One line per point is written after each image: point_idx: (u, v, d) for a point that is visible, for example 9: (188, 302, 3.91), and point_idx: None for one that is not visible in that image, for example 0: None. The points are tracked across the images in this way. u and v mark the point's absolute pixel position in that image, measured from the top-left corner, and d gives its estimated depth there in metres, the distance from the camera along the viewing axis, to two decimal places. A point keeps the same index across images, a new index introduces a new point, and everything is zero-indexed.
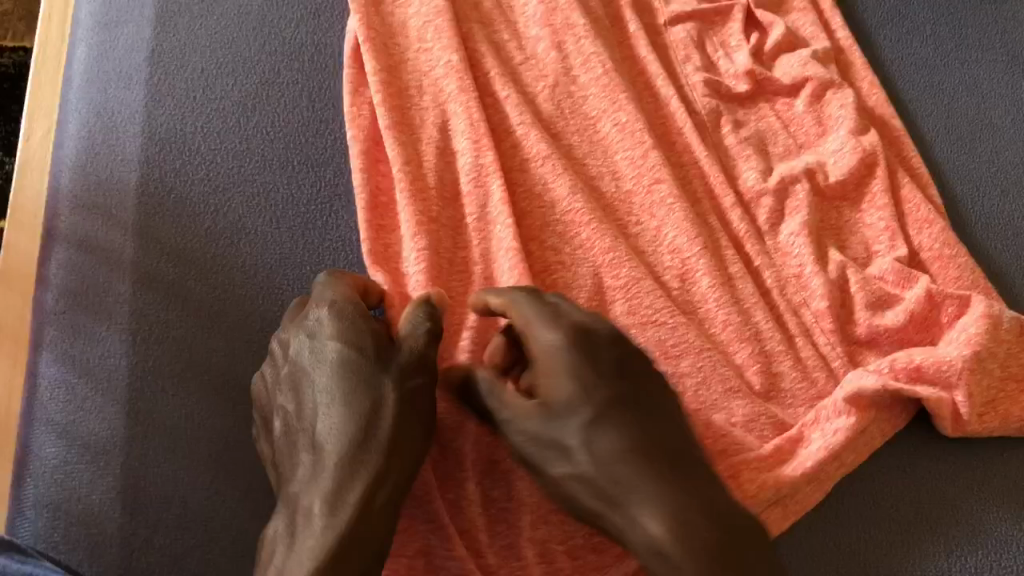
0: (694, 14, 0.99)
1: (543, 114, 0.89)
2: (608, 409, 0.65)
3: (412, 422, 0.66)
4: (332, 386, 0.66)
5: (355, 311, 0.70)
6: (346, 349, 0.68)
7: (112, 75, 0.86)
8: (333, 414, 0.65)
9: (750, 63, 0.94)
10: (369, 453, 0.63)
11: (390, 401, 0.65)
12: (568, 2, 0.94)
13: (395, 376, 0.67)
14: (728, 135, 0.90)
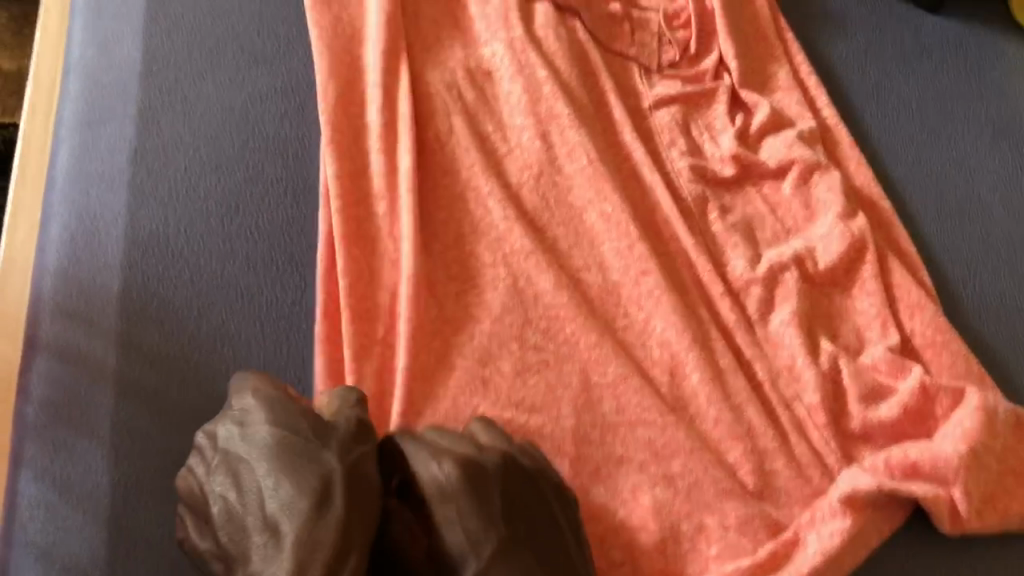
0: (677, 97, 0.99)
1: (528, 205, 0.89)
2: (499, 559, 0.64)
3: (365, 493, 0.64)
4: (273, 465, 0.63)
5: (280, 393, 0.68)
6: (282, 430, 0.65)
7: (95, 176, 0.86)
8: (282, 490, 0.62)
9: (735, 148, 0.94)
10: (326, 532, 0.60)
11: (338, 472, 0.63)
12: (551, 91, 0.94)
13: (337, 447, 0.65)
14: (715, 221, 0.90)
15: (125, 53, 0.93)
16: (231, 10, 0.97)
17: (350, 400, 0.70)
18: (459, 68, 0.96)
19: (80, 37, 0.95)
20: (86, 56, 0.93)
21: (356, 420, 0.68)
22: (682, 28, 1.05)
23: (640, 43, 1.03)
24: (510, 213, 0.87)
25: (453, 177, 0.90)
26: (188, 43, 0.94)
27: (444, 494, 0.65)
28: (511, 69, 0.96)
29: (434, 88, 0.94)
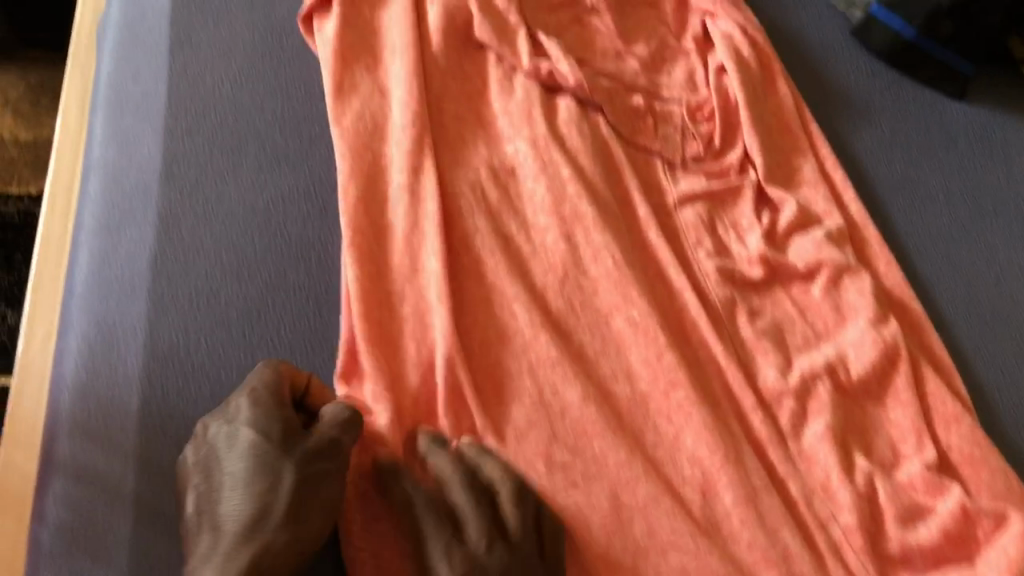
0: (703, 193, 0.98)
1: (554, 310, 0.87)
2: None
3: (308, 508, 0.68)
4: (238, 470, 0.68)
5: (274, 398, 0.73)
6: (254, 435, 0.70)
7: (115, 283, 0.84)
8: (237, 489, 0.67)
9: (763, 249, 0.93)
10: (261, 533, 0.65)
11: (286, 484, 0.68)
12: (576, 191, 0.93)
13: (296, 460, 0.69)
14: (744, 326, 0.88)
15: (147, 154, 0.92)
16: (253, 107, 0.96)
17: (340, 416, 0.73)
18: (483, 167, 0.95)
19: (100, 136, 0.94)
20: (107, 157, 0.92)
21: (333, 436, 0.72)
22: (706, 120, 1.04)
23: (663, 137, 1.02)
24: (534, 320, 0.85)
25: (475, 281, 0.87)
26: (211, 143, 0.93)
27: None
28: (534, 168, 0.95)
29: (457, 187, 0.93)
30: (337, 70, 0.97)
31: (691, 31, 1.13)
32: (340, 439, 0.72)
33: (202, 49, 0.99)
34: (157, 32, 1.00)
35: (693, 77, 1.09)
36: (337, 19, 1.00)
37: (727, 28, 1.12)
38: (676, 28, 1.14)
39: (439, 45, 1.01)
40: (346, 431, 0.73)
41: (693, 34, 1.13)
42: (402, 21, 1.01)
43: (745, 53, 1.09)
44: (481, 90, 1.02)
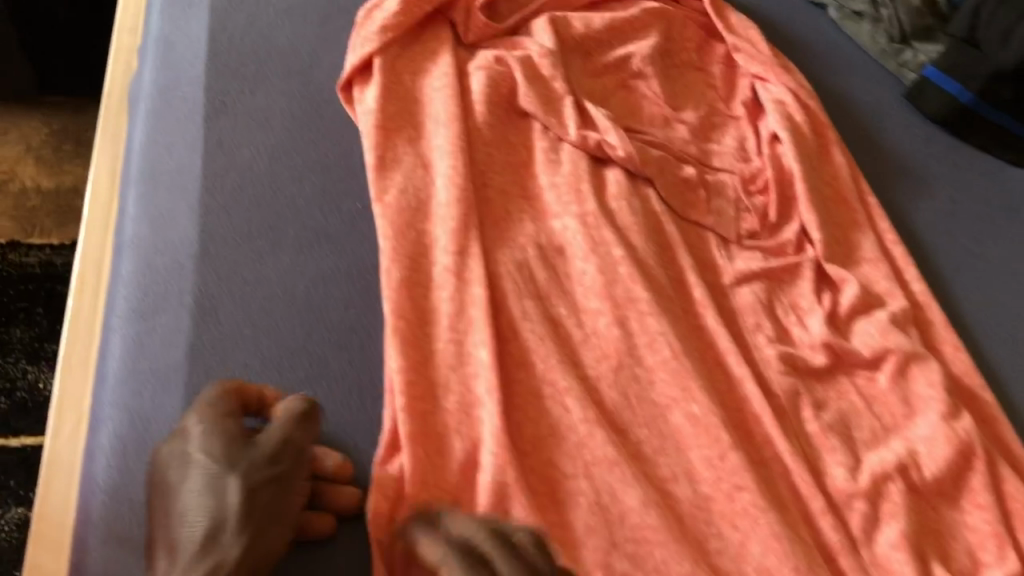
0: (760, 272, 0.94)
1: (609, 404, 0.82)
2: None
3: (266, 517, 0.67)
4: (187, 487, 0.66)
5: (220, 410, 0.71)
6: (205, 451, 0.68)
7: (149, 375, 0.80)
8: (190, 505, 0.65)
9: (826, 334, 0.88)
10: (218, 547, 0.64)
11: (234, 495, 0.66)
12: (629, 272, 0.89)
13: (242, 471, 0.67)
14: (809, 420, 0.84)
15: (180, 232, 0.88)
16: (291, 182, 0.92)
17: (292, 416, 0.72)
18: (530, 246, 0.91)
19: (132, 212, 0.90)
20: (139, 236, 0.88)
21: (284, 439, 0.70)
22: (759, 192, 1.00)
23: (716, 210, 0.98)
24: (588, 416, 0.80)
25: (525, 372, 0.83)
26: (248, 221, 0.89)
27: None
28: (584, 246, 0.91)
29: (504, 268, 0.89)
30: (378, 143, 0.94)
31: (741, 95, 1.09)
32: (289, 444, 0.71)
33: (237, 118, 0.95)
34: (191, 99, 0.96)
35: (745, 144, 1.05)
36: (377, 88, 0.96)
37: (779, 93, 1.07)
38: (724, 92, 1.10)
39: (483, 114, 0.98)
40: (296, 433, 0.71)
41: (743, 99, 1.09)
42: (444, 89, 0.98)
43: (798, 120, 1.05)
44: (528, 160, 0.98)
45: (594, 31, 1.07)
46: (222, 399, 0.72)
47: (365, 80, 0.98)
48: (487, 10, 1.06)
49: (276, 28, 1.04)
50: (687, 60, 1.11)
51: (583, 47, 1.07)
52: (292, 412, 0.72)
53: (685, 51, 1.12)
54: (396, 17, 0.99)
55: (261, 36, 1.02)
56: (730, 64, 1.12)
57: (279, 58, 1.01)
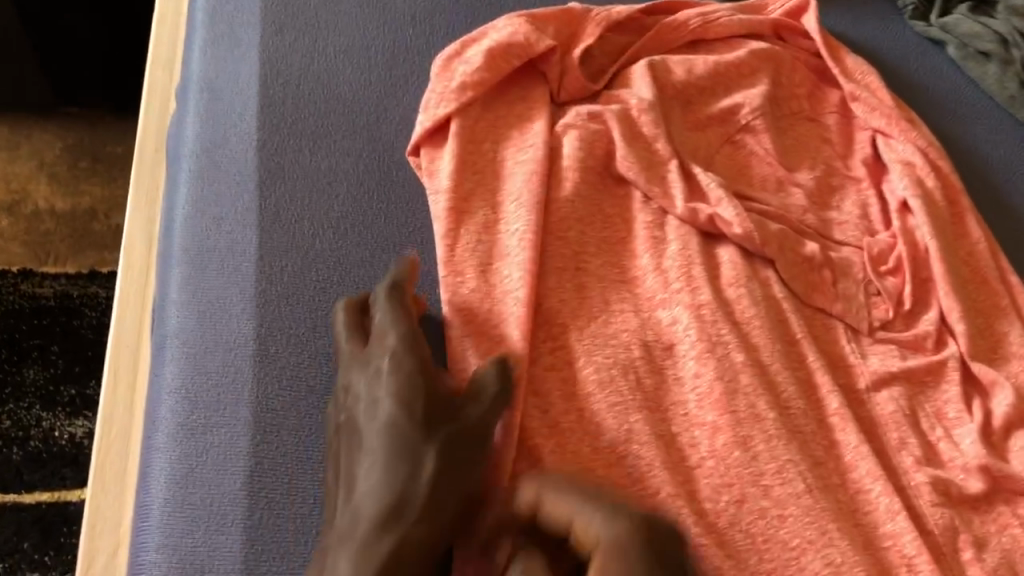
0: (900, 373, 0.81)
1: (741, 545, 0.70)
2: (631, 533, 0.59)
3: (455, 496, 0.63)
4: (380, 450, 0.64)
5: (411, 364, 0.68)
6: (398, 407, 0.65)
7: (200, 509, 0.67)
8: (380, 469, 0.63)
9: (983, 455, 0.76)
10: (401, 520, 0.61)
11: (429, 470, 0.63)
12: (749, 381, 0.77)
13: (440, 441, 0.64)
14: (972, 563, 0.72)
15: (236, 324, 0.75)
16: (361, 263, 0.80)
17: (490, 390, 0.69)
18: (635, 343, 0.78)
19: (177, 297, 0.78)
20: (187, 326, 0.76)
21: (481, 419, 0.67)
22: (891, 272, 0.88)
23: (844, 295, 0.85)
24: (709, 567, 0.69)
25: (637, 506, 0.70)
26: (313, 312, 0.76)
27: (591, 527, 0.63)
28: (700, 346, 0.78)
29: (608, 372, 0.76)
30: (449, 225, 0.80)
31: (861, 151, 0.96)
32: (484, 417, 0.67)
33: (296, 183, 0.83)
34: (242, 161, 0.84)
35: (868, 212, 0.92)
36: (451, 157, 0.83)
37: (906, 153, 0.94)
38: (842, 148, 0.97)
39: (576, 181, 0.85)
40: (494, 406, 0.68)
41: (864, 156, 0.96)
42: (529, 164, 0.84)
43: (929, 185, 0.92)
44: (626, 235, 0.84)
45: (696, 78, 0.95)
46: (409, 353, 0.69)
47: (436, 144, 0.85)
48: (583, 65, 0.93)
49: (337, 73, 0.91)
50: (798, 109, 0.98)
51: (684, 95, 0.94)
52: (490, 390, 0.69)
53: (796, 99, 0.98)
54: (479, 73, 0.86)
55: (321, 84, 0.90)
56: (846, 114, 0.99)
57: (340, 115, 0.88)
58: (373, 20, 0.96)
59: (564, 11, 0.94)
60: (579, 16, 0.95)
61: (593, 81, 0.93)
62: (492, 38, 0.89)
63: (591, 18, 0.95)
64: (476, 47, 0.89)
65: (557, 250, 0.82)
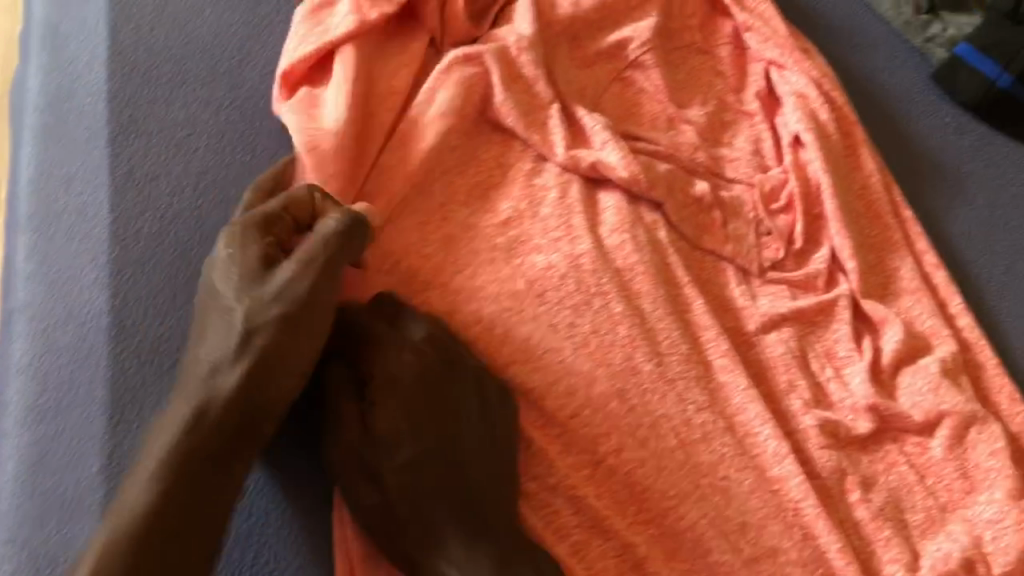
0: (790, 315, 0.79)
1: (619, 495, 0.69)
2: (427, 454, 0.64)
3: (268, 363, 0.60)
4: (209, 325, 0.62)
5: (256, 233, 0.64)
6: (224, 276, 0.63)
7: (54, 496, 0.63)
8: (206, 341, 0.62)
9: (872, 394, 0.75)
10: (210, 395, 0.59)
11: (237, 337, 0.60)
12: (628, 333, 0.75)
13: (252, 306, 0.61)
14: (859, 505, 0.71)
15: (86, 295, 0.70)
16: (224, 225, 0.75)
17: (327, 240, 0.63)
18: (505, 294, 0.75)
19: (23, 268, 0.72)
20: (34, 300, 0.70)
21: (302, 270, 0.62)
22: (782, 210, 0.86)
23: (734, 237, 0.83)
24: (586, 518, 0.68)
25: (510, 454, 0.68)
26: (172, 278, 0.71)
27: (399, 381, 0.65)
28: (577, 298, 0.76)
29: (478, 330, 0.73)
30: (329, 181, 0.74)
31: (754, 84, 0.93)
32: (329, 268, 0.63)
33: (151, 137, 0.77)
34: (91, 114, 0.77)
35: (760, 147, 0.90)
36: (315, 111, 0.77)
37: (800, 84, 0.91)
38: (735, 81, 0.94)
39: (450, 130, 0.81)
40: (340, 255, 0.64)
41: (757, 90, 0.93)
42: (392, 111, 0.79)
43: (823, 118, 0.89)
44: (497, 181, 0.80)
45: (584, 12, 0.90)
46: (255, 222, 0.65)
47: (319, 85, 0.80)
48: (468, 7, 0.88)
49: (196, 16, 0.84)
50: (690, 42, 0.94)
51: (572, 30, 0.90)
52: (328, 239, 0.63)
53: (688, 30, 0.95)
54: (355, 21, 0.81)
55: (177, 26, 0.83)
56: (740, 45, 0.96)
57: (199, 59, 0.82)
58: None
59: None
60: None
61: (477, 24, 0.88)
62: None
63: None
64: None
65: (423, 205, 0.79)
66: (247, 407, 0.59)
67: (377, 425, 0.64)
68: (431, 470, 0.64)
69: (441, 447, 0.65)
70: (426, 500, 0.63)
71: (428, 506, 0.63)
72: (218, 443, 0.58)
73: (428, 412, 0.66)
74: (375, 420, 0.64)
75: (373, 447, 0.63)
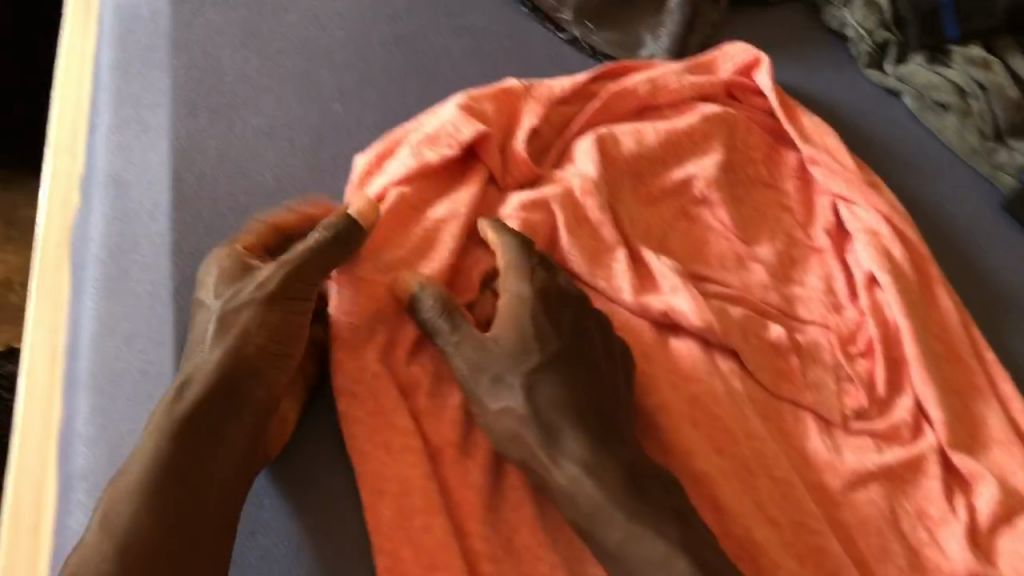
0: (878, 470, 0.76)
1: None
2: (555, 362, 0.70)
3: (243, 343, 0.65)
4: (193, 332, 0.68)
5: (236, 251, 0.72)
6: (208, 289, 0.70)
7: None
8: (191, 344, 0.67)
9: (971, 562, 0.71)
10: (192, 378, 0.63)
11: (215, 327, 0.66)
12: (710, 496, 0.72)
13: (229, 300, 0.68)
14: None
15: None
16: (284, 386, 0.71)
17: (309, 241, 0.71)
18: None
19: (84, 431, 0.69)
20: (94, 467, 0.67)
21: (282, 264, 0.69)
22: (861, 355, 0.83)
23: (814, 384, 0.80)
24: None
25: None
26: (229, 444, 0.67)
27: (520, 300, 0.73)
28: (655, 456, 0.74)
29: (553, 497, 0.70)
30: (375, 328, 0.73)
31: (822, 219, 0.91)
32: (300, 269, 0.70)
33: None
34: (154, 268, 0.75)
35: (833, 285, 0.87)
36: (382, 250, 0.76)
37: (871, 220, 0.89)
38: (802, 215, 0.92)
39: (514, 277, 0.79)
40: (319, 258, 0.71)
41: (826, 224, 0.91)
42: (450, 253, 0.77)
43: (897, 256, 0.87)
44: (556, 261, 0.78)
45: (648, 148, 0.89)
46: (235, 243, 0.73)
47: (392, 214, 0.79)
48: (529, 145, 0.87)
49: (258, 160, 0.83)
50: (755, 175, 0.93)
51: (635, 167, 0.88)
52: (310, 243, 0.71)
53: (752, 163, 0.93)
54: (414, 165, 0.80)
55: (241, 173, 0.81)
56: (805, 178, 0.94)
57: (263, 207, 0.80)
58: (298, 95, 0.88)
59: (499, 89, 0.87)
60: (519, 94, 0.88)
61: (540, 162, 0.88)
62: (420, 132, 0.83)
63: (531, 96, 0.89)
64: (405, 142, 0.82)
65: None
66: (225, 383, 0.63)
67: (502, 336, 0.71)
68: (565, 381, 0.69)
69: (570, 359, 0.71)
70: (551, 404, 0.68)
71: (552, 411, 0.68)
72: (200, 418, 0.61)
73: (552, 325, 0.72)
74: (498, 335, 0.71)
75: (503, 354, 0.70)
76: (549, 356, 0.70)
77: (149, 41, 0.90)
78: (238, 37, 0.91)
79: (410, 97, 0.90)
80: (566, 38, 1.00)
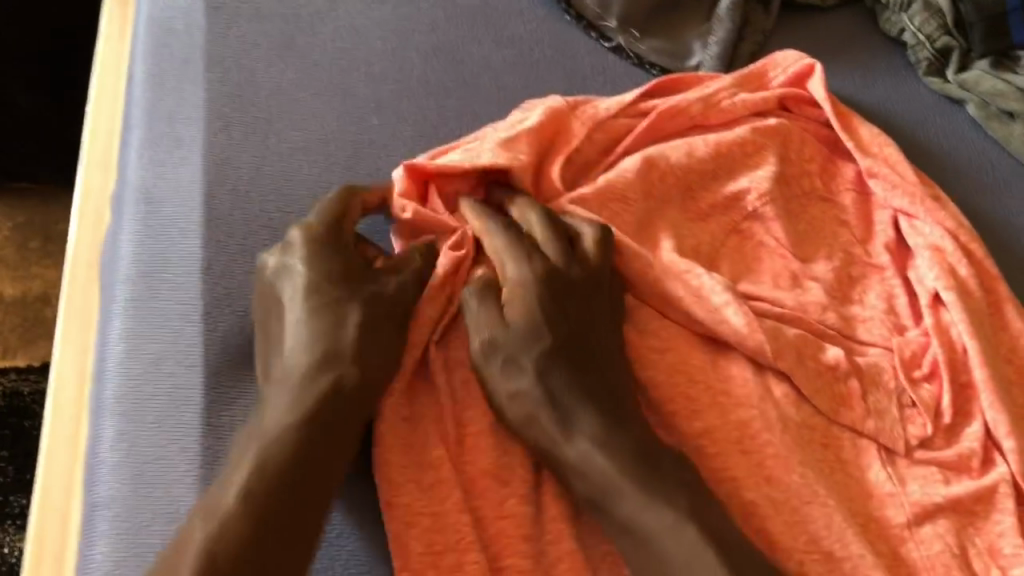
0: (945, 503, 0.71)
1: None
2: (564, 344, 0.69)
3: (378, 346, 0.67)
4: (303, 313, 0.68)
5: (337, 238, 0.72)
6: (320, 274, 0.69)
7: None
8: (305, 325, 0.67)
9: None
10: (334, 373, 0.65)
11: (350, 321, 0.67)
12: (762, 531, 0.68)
13: (361, 296, 0.69)
14: None
15: (176, 490, 0.64)
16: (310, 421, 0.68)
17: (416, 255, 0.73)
18: None
19: (109, 458, 0.66)
20: (119, 496, 0.64)
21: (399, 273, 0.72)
22: (926, 378, 0.78)
23: (875, 411, 0.75)
24: None
25: None
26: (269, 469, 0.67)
27: (528, 280, 0.71)
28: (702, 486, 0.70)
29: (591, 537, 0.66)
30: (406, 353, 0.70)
31: (882, 234, 0.87)
32: (414, 283, 0.72)
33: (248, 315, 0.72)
34: (185, 289, 0.73)
35: (894, 305, 0.82)
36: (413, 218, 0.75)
37: (935, 237, 0.84)
38: (860, 231, 0.87)
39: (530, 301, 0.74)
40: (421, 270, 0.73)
41: (886, 240, 0.86)
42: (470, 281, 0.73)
43: (963, 274, 0.82)
44: (605, 232, 0.76)
45: (698, 161, 0.85)
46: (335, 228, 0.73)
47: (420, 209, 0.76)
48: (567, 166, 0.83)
49: (294, 176, 0.80)
50: (809, 189, 0.88)
51: (685, 181, 0.84)
52: (415, 256, 0.73)
53: (807, 176, 0.89)
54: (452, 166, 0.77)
55: (275, 190, 0.79)
56: (863, 191, 0.90)
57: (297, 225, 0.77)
58: (335, 109, 0.85)
59: (547, 106, 0.83)
60: (565, 110, 0.84)
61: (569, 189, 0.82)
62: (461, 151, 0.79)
63: (576, 115, 0.84)
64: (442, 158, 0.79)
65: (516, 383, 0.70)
66: (361, 387, 0.65)
67: (513, 318, 0.69)
68: (573, 363, 0.68)
69: (579, 341, 0.69)
70: (564, 385, 0.67)
71: (565, 393, 0.66)
72: (338, 418, 0.63)
73: (558, 306, 0.70)
74: (507, 315, 0.70)
75: (513, 335, 0.68)
76: (559, 338, 0.69)
77: (182, 55, 0.88)
78: (274, 50, 0.89)
79: (448, 111, 0.87)
80: (611, 46, 0.96)
